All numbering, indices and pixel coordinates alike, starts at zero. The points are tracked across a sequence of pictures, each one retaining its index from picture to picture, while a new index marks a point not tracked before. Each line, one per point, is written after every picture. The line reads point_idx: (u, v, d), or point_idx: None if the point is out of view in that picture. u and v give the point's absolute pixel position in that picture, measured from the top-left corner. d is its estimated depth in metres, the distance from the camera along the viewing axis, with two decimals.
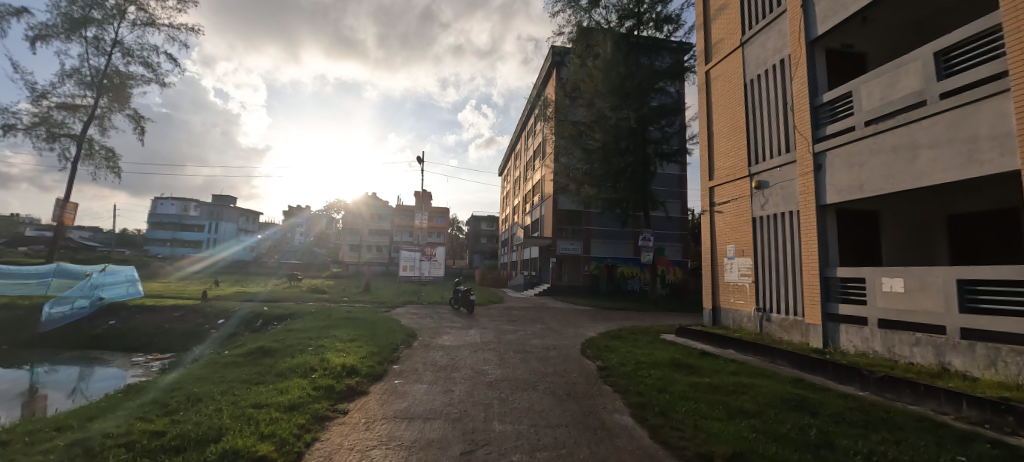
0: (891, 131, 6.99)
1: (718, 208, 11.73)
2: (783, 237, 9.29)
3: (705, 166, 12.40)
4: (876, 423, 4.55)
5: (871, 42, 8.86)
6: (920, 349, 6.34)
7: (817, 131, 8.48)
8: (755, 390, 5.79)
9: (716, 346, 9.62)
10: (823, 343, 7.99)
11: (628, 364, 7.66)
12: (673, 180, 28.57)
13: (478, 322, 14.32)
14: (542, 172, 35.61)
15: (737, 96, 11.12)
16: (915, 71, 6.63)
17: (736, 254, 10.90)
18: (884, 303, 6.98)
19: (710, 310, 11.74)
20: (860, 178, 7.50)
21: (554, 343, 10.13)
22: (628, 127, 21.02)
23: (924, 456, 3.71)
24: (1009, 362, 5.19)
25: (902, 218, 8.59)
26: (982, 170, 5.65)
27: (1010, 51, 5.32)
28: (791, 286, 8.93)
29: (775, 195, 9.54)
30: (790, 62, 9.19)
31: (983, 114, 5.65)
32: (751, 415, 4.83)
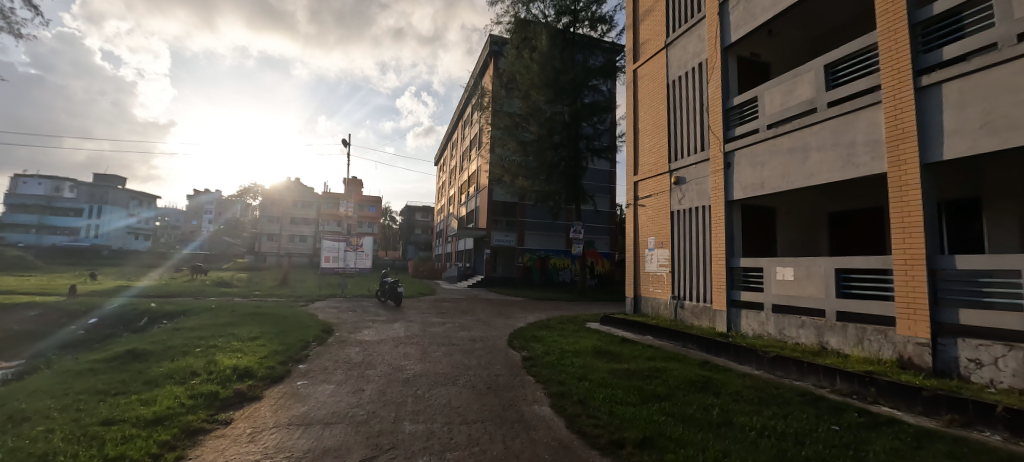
0: (789, 133, 7.66)
1: (641, 202, 12.24)
2: (697, 230, 9.92)
3: (630, 162, 12.86)
4: (768, 399, 4.94)
5: (776, 53, 9.71)
6: (804, 330, 7.08)
7: (727, 132, 9.12)
8: (667, 373, 6.06)
9: (636, 332, 10.07)
10: (727, 327, 8.68)
11: (552, 353, 7.68)
12: (603, 175, 29.76)
13: (405, 315, 13.65)
14: (478, 163, 35.11)
15: (660, 96, 11.63)
16: (809, 81, 7.33)
17: (656, 246, 11.47)
18: (777, 291, 7.70)
19: (632, 298, 12.27)
20: (761, 176, 8.18)
21: (481, 335, 9.93)
22: (562, 122, 21.31)
23: (805, 427, 4.07)
24: (872, 340, 5.97)
25: (794, 214, 9.61)
26: (858, 171, 6.39)
27: (884, 67, 6.01)
28: (702, 276, 9.58)
29: (691, 190, 10.15)
30: (707, 66, 9.77)
31: (859, 122, 6.39)
32: (662, 398, 5.00)
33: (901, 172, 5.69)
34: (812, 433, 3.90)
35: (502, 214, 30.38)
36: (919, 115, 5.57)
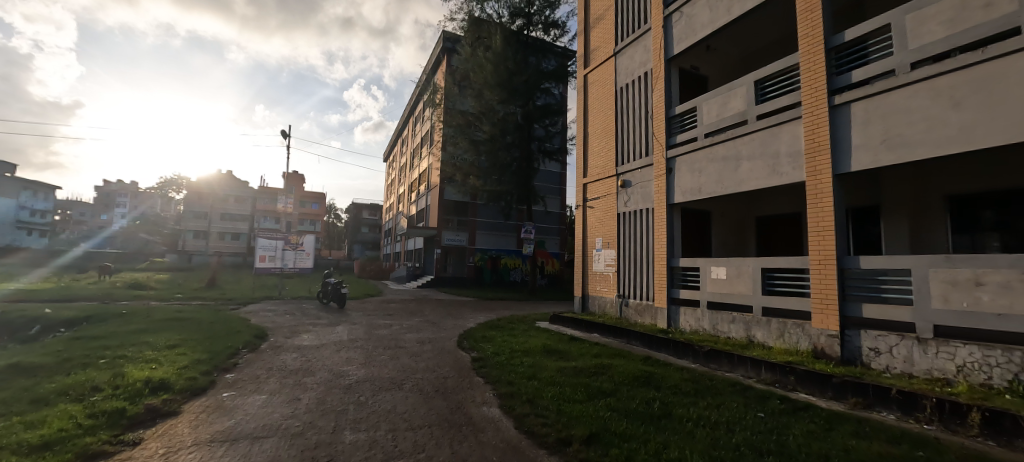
0: (723, 142, 8.22)
1: (590, 203, 12.59)
2: (641, 231, 10.38)
3: (580, 165, 13.18)
4: (703, 390, 5.26)
5: (713, 68, 10.44)
6: (735, 325, 7.64)
7: (669, 139, 9.63)
8: (612, 370, 6.26)
9: (584, 330, 10.33)
10: (667, 323, 9.16)
11: (501, 353, 7.66)
12: (554, 176, 30.32)
13: (350, 317, 13.01)
14: (429, 160, 34.41)
15: (609, 102, 12.03)
16: (741, 95, 7.92)
17: (603, 246, 11.85)
18: (712, 289, 8.23)
19: (580, 298, 12.57)
20: (699, 182, 8.71)
21: (430, 337, 9.68)
22: (514, 122, 21.42)
23: (735, 415, 4.38)
24: (791, 333, 6.57)
25: (727, 216, 10.34)
26: (781, 179, 7.00)
27: (804, 86, 6.64)
28: (646, 275, 10.05)
29: (636, 193, 10.60)
30: (652, 75, 10.26)
31: (783, 135, 7.02)
32: (607, 394, 5.15)
33: (817, 181, 6.33)
34: (741, 421, 4.20)
35: (454, 213, 29.98)
36: (833, 131, 6.23)
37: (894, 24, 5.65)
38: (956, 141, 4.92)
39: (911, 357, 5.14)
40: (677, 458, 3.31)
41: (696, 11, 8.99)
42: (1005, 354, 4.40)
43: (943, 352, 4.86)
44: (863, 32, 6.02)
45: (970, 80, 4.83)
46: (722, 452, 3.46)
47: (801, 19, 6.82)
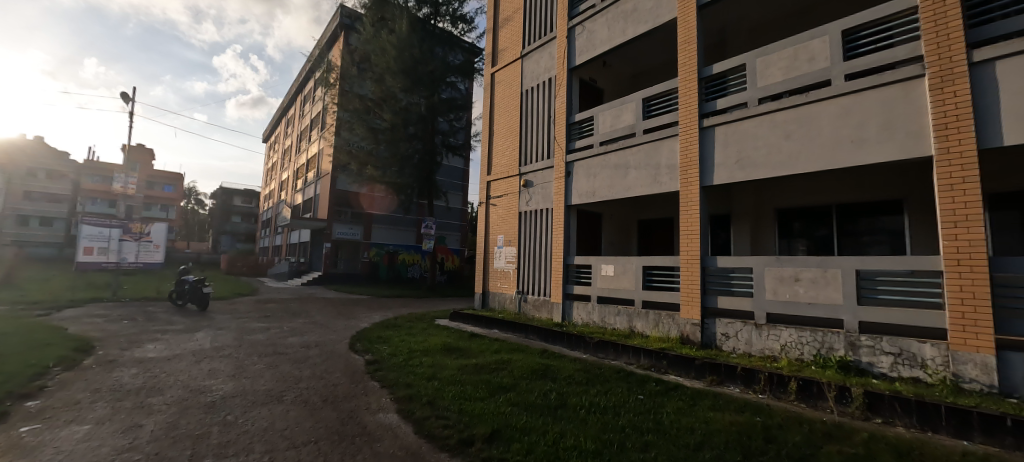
0: (615, 151, 9.00)
1: (493, 201, 12.72)
2: (540, 230, 10.84)
3: (485, 162, 13.22)
4: (593, 378, 5.70)
5: (608, 82, 11.40)
6: (619, 317, 8.45)
7: (569, 144, 10.22)
8: (512, 364, 6.41)
9: (483, 326, 10.43)
10: (561, 317, 9.74)
11: (399, 354, 7.28)
12: (457, 173, 29.98)
13: (214, 321, 11.11)
14: (320, 145, 31.24)
15: (514, 102, 12.29)
16: (631, 110, 8.77)
17: (504, 243, 12.08)
18: (601, 284, 8.99)
19: (481, 294, 12.64)
20: (593, 186, 9.41)
21: (316, 340, 8.76)
22: (418, 113, 20.54)
23: (620, 399, 4.83)
24: (664, 323, 7.51)
25: (614, 220, 11.30)
26: (661, 188, 7.94)
27: (681, 107, 7.62)
28: (544, 271, 10.54)
29: (537, 193, 11.05)
30: (555, 82, 10.78)
31: (663, 149, 7.98)
32: (508, 389, 5.25)
33: (689, 191, 7.33)
34: (625, 404, 4.65)
35: (347, 205, 27.73)
36: (702, 149, 7.29)
37: (748, 64, 6.83)
38: (787, 166, 6.20)
39: (750, 339, 6.29)
40: (574, 445, 3.51)
41: (597, 28, 9.70)
42: (811, 334, 5.69)
43: (771, 335, 6.07)
44: (726, 68, 7.15)
45: (798, 117, 6.14)
46: (611, 434, 3.77)
47: (681, 49, 7.80)
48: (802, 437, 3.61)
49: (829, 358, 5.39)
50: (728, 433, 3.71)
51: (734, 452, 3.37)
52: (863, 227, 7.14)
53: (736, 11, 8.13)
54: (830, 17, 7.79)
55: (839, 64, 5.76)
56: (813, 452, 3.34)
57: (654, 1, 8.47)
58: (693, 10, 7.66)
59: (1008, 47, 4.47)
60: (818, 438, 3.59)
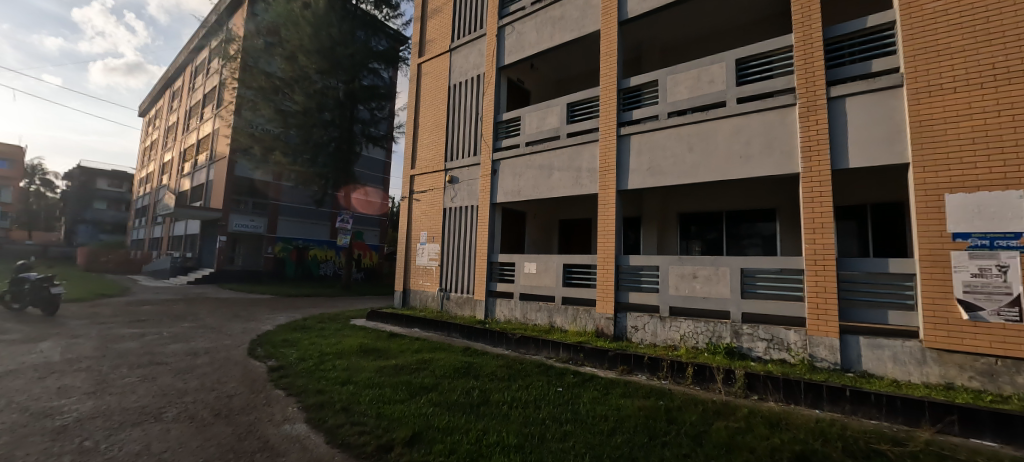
0: (539, 152, 9.25)
1: (417, 196, 12.30)
2: (465, 227, 10.75)
3: (408, 155, 12.72)
4: (515, 374, 5.81)
5: (535, 85, 11.71)
6: (540, 313, 8.72)
7: (495, 143, 10.28)
8: (434, 364, 6.26)
9: (404, 326, 10.04)
10: (484, 314, 9.77)
11: (308, 359, 6.69)
12: (377, 165, 28.50)
13: (65, 328, 9.18)
14: (214, 125, 27.45)
15: (441, 96, 12.01)
16: (555, 113, 9.09)
17: (427, 240, 11.75)
18: (524, 282, 9.19)
19: (400, 292, 12.15)
20: (518, 185, 9.58)
21: (206, 346, 7.68)
22: (335, 98, 19.07)
23: (540, 392, 4.99)
24: (581, 317, 7.93)
25: (537, 219, 11.63)
26: (582, 190, 8.36)
27: (602, 115, 8.09)
28: (468, 269, 10.47)
29: (462, 190, 10.93)
30: (484, 79, 10.76)
31: (585, 153, 8.42)
32: (429, 389, 5.11)
33: (607, 195, 7.83)
34: (545, 397, 4.81)
35: (248, 193, 24.78)
36: (620, 155, 7.83)
37: (660, 80, 7.48)
38: (690, 175, 6.93)
39: (655, 331, 6.92)
40: (497, 441, 3.53)
41: (526, 30, 9.89)
42: (705, 324, 6.43)
43: (673, 326, 6.74)
44: (642, 82, 7.76)
45: (700, 132, 6.90)
46: (533, 427, 3.88)
47: (603, 60, 8.28)
48: (697, 416, 4.07)
49: (718, 345, 6.15)
50: (636, 417, 4.04)
51: (642, 434, 3.68)
52: (744, 231, 8.31)
53: (651, 31, 8.87)
54: (725, 47, 8.88)
55: (732, 88, 6.62)
56: (705, 429, 3.79)
57: (580, 11, 8.87)
58: (615, 24, 8.18)
59: (854, 88, 5.59)
60: (709, 415, 4.09)
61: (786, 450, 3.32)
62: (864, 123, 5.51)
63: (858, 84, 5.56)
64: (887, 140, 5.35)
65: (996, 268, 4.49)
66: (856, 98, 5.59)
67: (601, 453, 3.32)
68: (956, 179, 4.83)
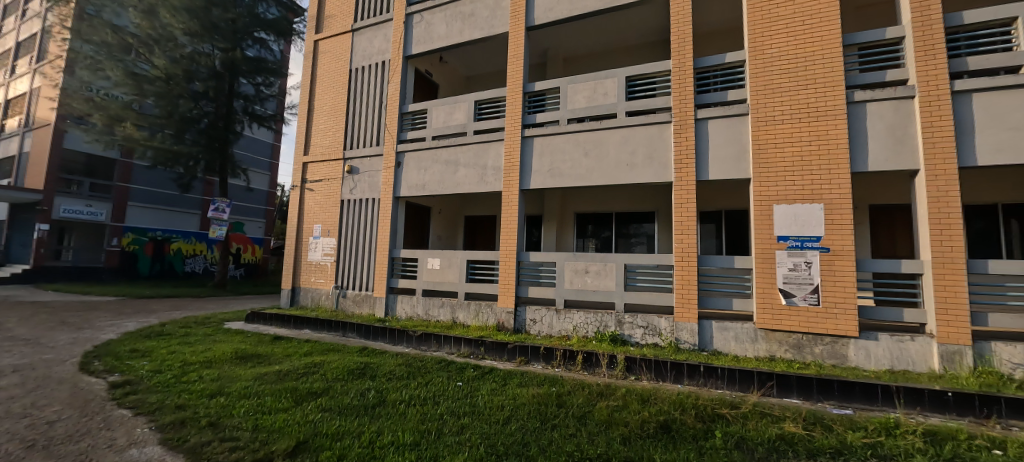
0: (446, 148, 9.15)
1: (310, 185, 11.23)
2: (365, 221, 10.15)
3: (300, 140, 11.53)
4: (414, 371, 5.71)
5: (443, 78, 11.50)
6: (442, 309, 8.65)
7: (400, 134, 9.87)
8: (325, 366, 5.83)
9: (291, 328, 9.11)
10: (383, 312, 9.36)
11: (167, 370, 5.70)
12: (263, 147, 24.62)
13: None
14: (31, 82, 21.54)
15: (341, 79, 11.11)
16: (463, 109, 9.06)
17: (321, 233, 10.82)
18: (427, 278, 9.01)
19: (288, 290, 10.97)
20: (424, 179, 9.36)
21: (12, 363, 6.04)
22: (209, 67, 16.39)
23: (439, 388, 4.98)
24: (484, 312, 8.09)
25: (443, 214, 11.51)
26: (487, 187, 8.52)
27: (508, 116, 8.31)
28: (367, 265, 9.92)
29: (363, 181, 10.30)
30: (389, 66, 10.25)
31: (491, 151, 8.57)
32: (318, 394, 4.75)
33: (510, 193, 8.09)
34: (444, 393, 4.82)
35: (84, 172, 20.00)
36: (524, 156, 8.15)
37: (562, 88, 7.94)
38: (585, 178, 7.52)
39: (551, 322, 7.40)
40: (391, 441, 3.44)
41: (435, 21, 9.68)
42: (594, 315, 7.06)
43: (567, 318, 7.26)
44: (546, 87, 8.15)
45: (594, 140, 7.53)
46: (429, 423, 3.86)
47: (510, 62, 8.50)
48: (583, 398, 4.48)
49: (604, 333, 6.82)
50: (530, 404, 4.29)
51: (535, 420, 3.92)
52: (632, 231, 9.29)
53: (556, 39, 9.36)
54: (620, 64, 9.79)
55: (622, 103, 7.35)
56: (589, 409, 4.18)
57: (490, 11, 8.98)
58: (522, 29, 8.45)
59: (715, 112, 6.64)
60: (594, 397, 4.53)
61: (653, 421, 3.84)
62: (720, 143, 6.59)
63: (718, 109, 6.62)
64: (736, 158, 6.47)
65: (805, 264, 5.83)
66: (715, 121, 6.65)
67: (495, 442, 3.45)
68: (780, 193, 6.06)
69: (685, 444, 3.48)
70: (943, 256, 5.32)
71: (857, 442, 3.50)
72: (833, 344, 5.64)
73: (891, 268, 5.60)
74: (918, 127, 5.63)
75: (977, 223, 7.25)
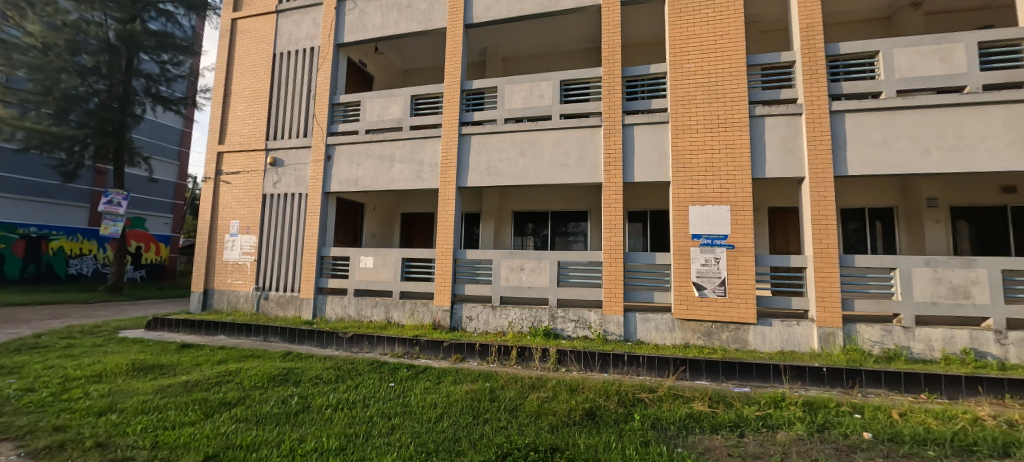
0: (380, 142, 8.84)
1: (225, 178, 10.24)
2: (291, 217, 9.49)
3: (215, 127, 10.47)
4: (344, 374, 5.47)
5: (379, 70, 11.07)
6: (376, 309, 8.36)
7: (331, 126, 9.35)
8: (242, 374, 5.39)
9: (202, 334, 8.25)
10: (311, 314, 8.83)
11: (41, 388, 4.91)
12: (170, 134, 21.85)
13: None
14: None
15: (263, 64, 10.25)
16: (399, 103, 8.81)
17: (239, 230, 9.92)
18: (359, 277, 8.64)
19: (199, 294, 9.90)
20: (356, 174, 8.96)
21: None
22: (100, 39, 14.24)
23: (369, 390, 4.83)
24: (420, 311, 7.96)
25: (378, 211, 11.10)
26: (423, 184, 8.37)
27: (445, 112, 8.23)
28: (293, 264, 9.28)
29: (288, 174, 9.61)
30: (318, 53, 9.66)
31: (428, 147, 8.44)
32: (234, 404, 4.39)
33: (447, 190, 8.03)
34: (375, 394, 4.69)
35: None
36: (461, 154, 8.13)
37: (500, 88, 8.04)
38: (521, 178, 7.69)
39: (488, 319, 7.48)
40: (315, 448, 3.29)
41: (369, 10, 9.29)
42: (529, 311, 7.26)
43: (503, 314, 7.40)
44: (483, 86, 8.19)
45: (530, 140, 7.73)
46: (357, 427, 3.74)
47: (448, 58, 8.42)
48: (515, 391, 4.61)
49: (538, 328, 7.06)
50: (463, 401, 4.33)
51: (467, 415, 3.97)
52: (570, 229, 9.66)
53: (495, 38, 9.42)
54: (557, 67, 10.10)
55: (557, 106, 7.63)
56: (520, 401, 4.33)
57: (428, 4, 8.82)
58: (460, 26, 8.41)
59: (640, 119, 7.14)
60: (526, 389, 4.68)
61: (579, 409, 4.05)
62: (644, 148, 7.09)
63: (642, 117, 7.12)
64: (657, 162, 7.01)
65: (714, 259, 6.49)
66: (640, 127, 7.15)
67: (426, 439, 3.45)
68: (694, 195, 6.68)
69: (606, 428, 3.73)
70: (821, 252, 6.22)
71: (751, 415, 3.99)
72: (737, 330, 6.35)
73: (782, 262, 6.43)
74: (804, 140, 6.50)
75: (853, 224, 8.51)
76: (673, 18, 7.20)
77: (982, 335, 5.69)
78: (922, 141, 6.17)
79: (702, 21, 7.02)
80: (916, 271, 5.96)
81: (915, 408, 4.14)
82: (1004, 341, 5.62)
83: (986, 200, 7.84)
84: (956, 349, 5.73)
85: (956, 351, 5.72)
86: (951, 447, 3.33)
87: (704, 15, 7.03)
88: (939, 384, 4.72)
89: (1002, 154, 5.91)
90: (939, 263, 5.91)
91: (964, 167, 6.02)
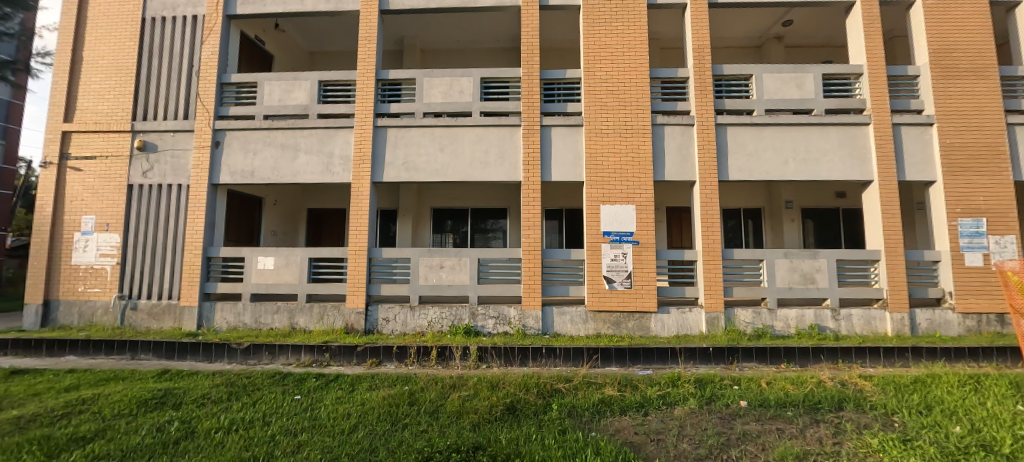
0: (281, 130, 7.96)
1: (75, 163, 8.39)
2: (168, 212, 8.12)
3: (57, 101, 8.48)
4: (238, 391, 4.84)
5: (280, 49, 9.97)
6: (278, 316, 7.54)
7: (219, 109, 8.18)
8: (101, 402, 4.47)
9: (40, 356, 6.65)
10: (196, 325, 7.67)
11: None
12: None
13: None
14: None
15: (127, 29, 8.57)
16: (304, 88, 8.03)
17: (95, 228, 8.22)
18: (256, 280, 7.70)
19: (37, 307, 7.99)
20: (251, 165, 7.96)
21: None
22: None
23: (271, 406, 4.34)
24: (329, 315, 7.37)
25: (280, 206, 10.03)
26: (333, 178, 7.76)
27: (358, 102, 7.70)
28: (170, 267, 7.96)
29: (163, 162, 8.20)
30: (202, 23, 8.36)
31: (338, 138, 7.82)
32: (90, 439, 3.62)
33: (360, 184, 7.54)
34: (277, 411, 4.22)
35: None
36: (376, 147, 7.69)
37: (418, 80, 7.74)
38: (441, 174, 7.54)
39: (405, 320, 7.21)
40: None
41: None
42: (448, 310, 7.18)
43: (421, 314, 7.19)
44: (400, 77, 7.83)
45: (450, 136, 7.60)
46: (256, 449, 3.33)
47: (360, 44, 7.88)
48: (436, 392, 4.51)
49: (459, 326, 7.00)
50: (380, 407, 4.11)
51: (384, 423, 3.78)
52: (490, 226, 9.73)
53: (413, 28, 9.06)
54: (477, 64, 10.08)
55: (477, 103, 7.60)
56: (441, 403, 4.24)
57: None
58: (375, 11, 7.92)
59: (557, 121, 7.43)
60: (446, 390, 4.60)
61: (500, 404, 4.11)
62: (560, 148, 7.40)
63: (559, 118, 7.42)
64: (572, 163, 7.36)
65: (622, 254, 7.04)
66: (557, 129, 7.44)
67: (339, 454, 3.20)
68: (605, 195, 7.16)
69: (526, 421, 3.83)
70: (708, 246, 7.10)
71: (654, 395, 4.41)
72: (641, 319, 6.97)
73: (678, 256, 7.19)
74: (695, 148, 7.34)
75: (731, 221, 9.87)
76: (588, 27, 7.58)
77: (823, 313, 6.99)
78: (782, 153, 7.38)
79: (612, 33, 7.52)
80: (778, 262, 7.13)
81: (777, 377, 4.93)
82: (837, 316, 6.98)
83: (825, 202, 9.66)
84: (806, 325, 6.96)
85: (805, 326, 6.94)
86: (803, 407, 4.03)
87: (614, 27, 7.54)
88: (794, 355, 5.71)
89: (837, 166, 7.31)
90: (793, 255, 7.14)
91: (811, 176, 7.33)
